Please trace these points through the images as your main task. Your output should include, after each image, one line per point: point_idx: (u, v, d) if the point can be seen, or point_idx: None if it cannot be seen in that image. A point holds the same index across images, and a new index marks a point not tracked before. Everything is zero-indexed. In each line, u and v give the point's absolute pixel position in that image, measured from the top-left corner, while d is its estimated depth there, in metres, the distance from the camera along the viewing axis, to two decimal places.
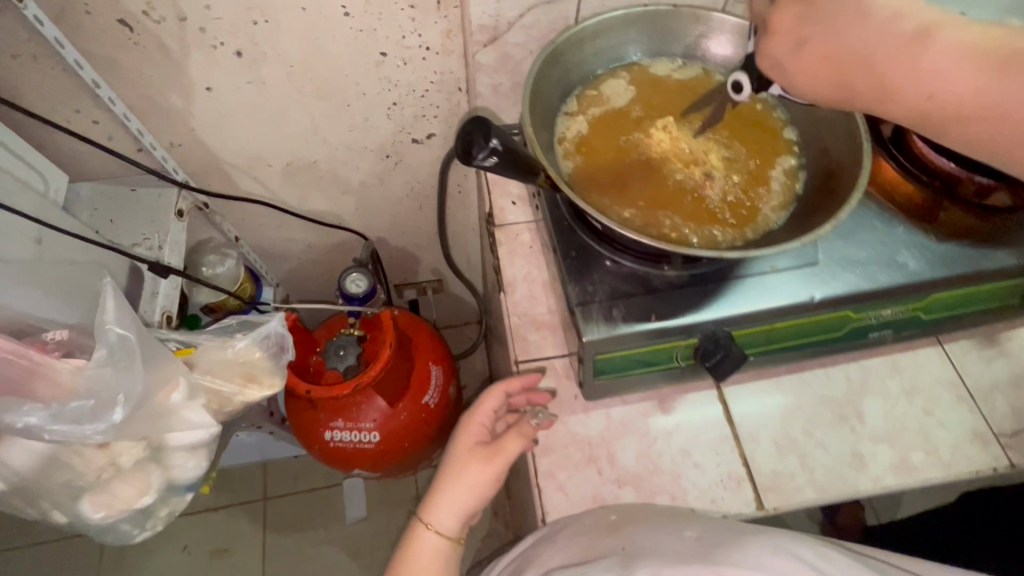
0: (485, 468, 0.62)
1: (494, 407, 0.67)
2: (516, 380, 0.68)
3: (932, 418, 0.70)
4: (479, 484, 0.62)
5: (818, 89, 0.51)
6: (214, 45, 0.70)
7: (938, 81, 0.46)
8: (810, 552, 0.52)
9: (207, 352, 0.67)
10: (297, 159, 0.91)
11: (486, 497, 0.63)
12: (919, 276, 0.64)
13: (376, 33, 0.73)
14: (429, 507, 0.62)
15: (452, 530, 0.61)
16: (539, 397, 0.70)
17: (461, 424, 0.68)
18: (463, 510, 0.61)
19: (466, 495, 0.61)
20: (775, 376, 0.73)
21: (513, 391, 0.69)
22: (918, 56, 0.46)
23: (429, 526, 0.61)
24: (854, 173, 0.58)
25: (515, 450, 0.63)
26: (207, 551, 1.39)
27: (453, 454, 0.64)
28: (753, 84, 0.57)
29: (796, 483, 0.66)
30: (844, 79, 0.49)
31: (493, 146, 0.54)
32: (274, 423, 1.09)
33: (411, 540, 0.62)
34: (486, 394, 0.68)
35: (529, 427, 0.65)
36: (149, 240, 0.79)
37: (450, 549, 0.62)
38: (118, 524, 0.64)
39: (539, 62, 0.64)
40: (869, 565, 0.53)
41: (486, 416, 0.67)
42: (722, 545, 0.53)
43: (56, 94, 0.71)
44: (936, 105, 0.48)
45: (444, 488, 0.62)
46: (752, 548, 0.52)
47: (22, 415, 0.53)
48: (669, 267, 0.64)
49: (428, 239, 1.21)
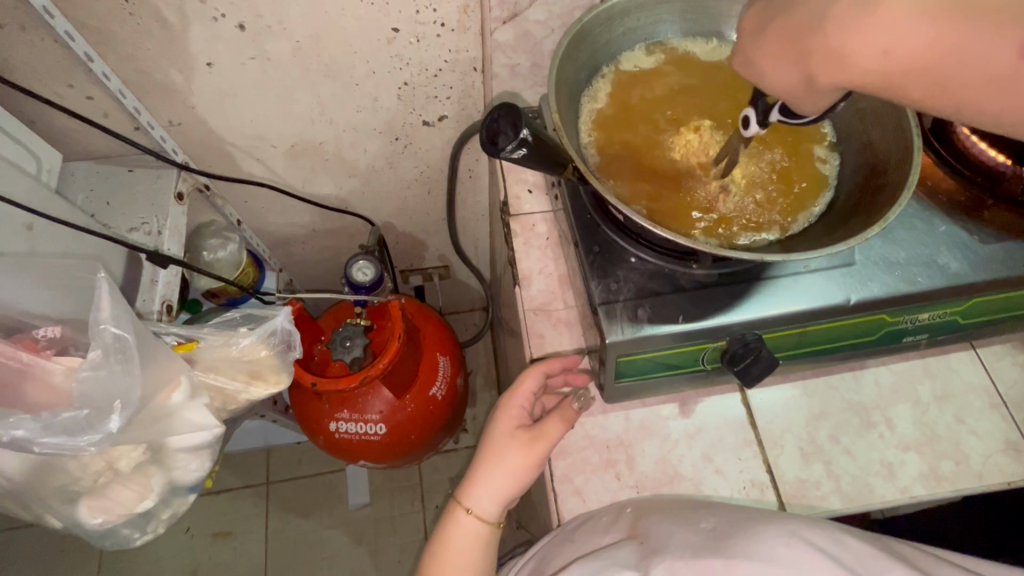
0: (529, 453, 0.59)
1: (533, 388, 0.63)
2: (557, 360, 0.65)
3: (964, 426, 0.67)
4: (522, 470, 0.58)
5: (780, 75, 0.43)
6: (215, 18, 0.65)
7: (904, 41, 0.37)
8: (827, 539, 0.50)
9: (211, 349, 0.65)
10: (303, 141, 0.87)
11: (527, 483, 0.60)
12: (961, 278, 0.61)
13: (388, 7, 0.68)
14: (469, 492, 0.59)
15: (493, 515, 0.58)
16: (577, 378, 0.68)
17: (499, 404, 0.64)
18: (506, 495, 0.58)
19: (509, 480, 0.58)
20: (800, 379, 0.70)
21: (554, 370, 0.66)
22: (866, 13, 0.38)
23: (469, 510, 0.58)
24: (903, 170, 0.54)
25: (556, 434, 0.60)
26: (209, 534, 1.38)
27: (494, 437, 0.60)
28: (756, 118, 0.50)
29: (821, 491, 0.64)
30: (810, 54, 0.40)
31: (521, 136, 0.51)
32: (278, 411, 1.08)
33: (450, 524, 0.59)
34: (525, 374, 0.64)
35: (571, 410, 0.62)
36: (148, 223, 0.76)
37: (490, 533, 0.59)
38: (117, 530, 0.62)
39: (567, 40, 0.59)
40: (893, 553, 0.50)
41: (526, 397, 0.63)
42: (743, 534, 0.51)
43: (47, 68, 0.67)
44: (912, 67, 0.38)
45: (485, 471, 0.59)
46: (768, 538, 0.49)
47: (9, 428, 0.51)
48: (698, 266, 0.61)
49: (436, 225, 1.17)
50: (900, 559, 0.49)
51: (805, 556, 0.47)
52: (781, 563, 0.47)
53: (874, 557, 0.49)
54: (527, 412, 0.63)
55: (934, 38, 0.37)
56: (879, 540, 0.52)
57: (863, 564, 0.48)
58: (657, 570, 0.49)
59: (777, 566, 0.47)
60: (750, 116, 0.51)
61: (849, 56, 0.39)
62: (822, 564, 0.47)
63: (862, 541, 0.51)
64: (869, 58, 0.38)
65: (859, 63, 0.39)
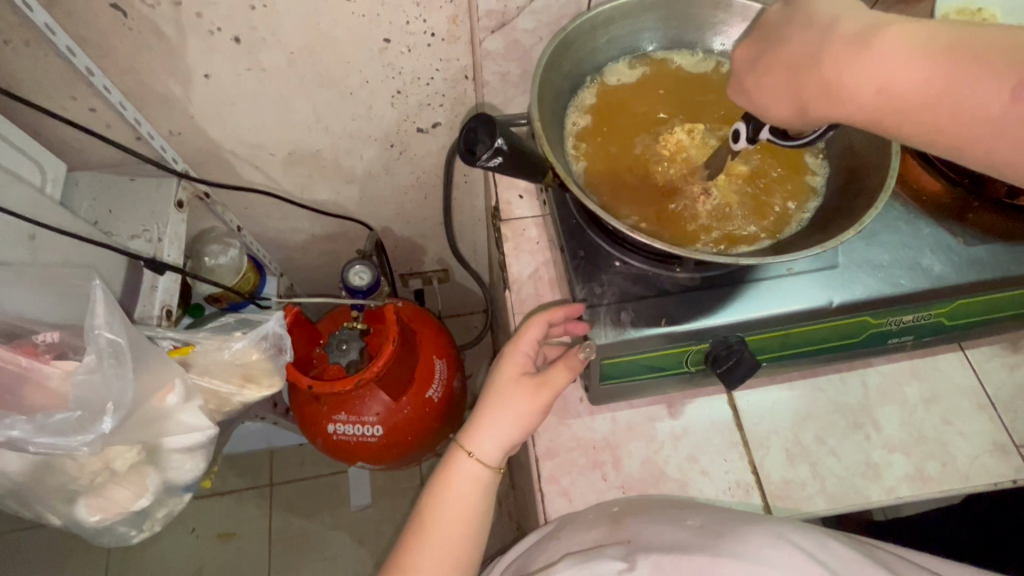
0: (532, 400, 0.60)
1: (537, 336, 0.63)
2: (560, 310, 0.63)
3: (951, 427, 0.68)
4: (526, 416, 0.60)
5: (780, 107, 0.47)
6: (211, 31, 0.68)
7: (897, 78, 0.40)
8: (811, 542, 0.51)
9: (206, 353, 0.67)
10: (299, 148, 0.89)
11: (530, 429, 0.61)
12: (944, 280, 0.61)
13: (379, 18, 0.69)
14: (472, 436, 0.60)
15: (494, 459, 0.60)
16: (576, 328, 0.63)
17: (503, 351, 0.64)
18: (509, 441, 0.60)
19: (513, 425, 0.60)
20: (787, 381, 0.71)
21: (556, 321, 0.64)
22: (861, 51, 0.41)
23: (470, 453, 0.60)
24: (882, 174, 0.55)
25: (561, 382, 0.60)
26: (213, 535, 1.40)
27: (499, 383, 0.61)
28: (747, 133, 0.51)
29: (806, 491, 0.65)
30: (807, 87, 0.44)
31: (496, 145, 0.53)
32: (278, 413, 1.10)
33: (450, 468, 0.60)
34: (528, 322, 0.64)
35: (577, 359, 0.60)
36: (148, 231, 0.78)
37: (490, 478, 0.60)
38: (114, 527, 0.64)
39: (550, 51, 0.61)
40: (872, 558, 0.51)
41: (530, 346, 0.63)
42: (722, 534, 0.52)
43: (51, 82, 0.69)
44: (904, 105, 0.41)
45: (488, 413, 0.60)
46: (755, 539, 0.51)
47: (4, 428, 0.53)
48: (682, 269, 0.61)
49: (434, 229, 1.18)
50: (873, 562, 0.51)
51: (789, 557, 0.49)
52: (767, 563, 0.48)
53: (855, 560, 0.50)
54: (531, 361, 0.63)
55: (927, 78, 0.39)
56: (862, 546, 0.53)
57: (846, 568, 0.49)
58: (642, 565, 0.51)
59: (762, 565, 0.48)
60: (741, 131, 0.52)
61: (844, 90, 0.42)
62: (806, 565, 0.48)
63: (845, 546, 0.52)
64: (863, 92, 0.42)
65: (855, 95, 0.42)
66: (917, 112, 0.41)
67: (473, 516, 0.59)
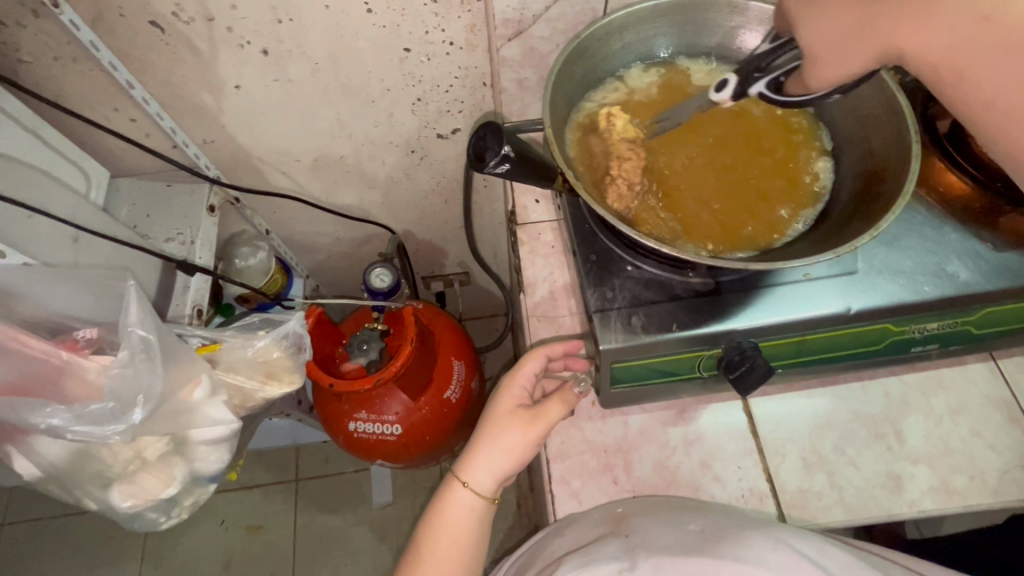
0: (527, 433, 0.61)
1: (535, 371, 0.65)
2: (559, 345, 0.66)
3: (980, 440, 0.65)
4: (519, 450, 0.61)
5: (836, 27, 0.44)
6: (241, 45, 0.71)
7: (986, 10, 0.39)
8: (812, 548, 0.51)
9: (232, 351, 0.71)
10: (325, 155, 0.92)
11: (524, 462, 0.62)
12: (970, 287, 0.59)
13: (399, 29, 0.72)
14: (467, 467, 0.61)
15: (489, 490, 0.61)
16: (576, 362, 0.69)
17: (501, 384, 0.66)
18: (502, 472, 0.60)
19: (506, 457, 0.60)
20: (806, 389, 0.69)
21: (555, 355, 0.67)
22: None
23: (466, 484, 0.61)
24: (899, 178, 0.54)
25: (556, 416, 0.62)
26: (242, 527, 1.45)
27: (495, 415, 0.63)
28: (735, 86, 0.49)
29: (823, 502, 0.63)
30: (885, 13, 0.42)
31: (504, 152, 0.54)
32: (303, 411, 1.14)
33: (446, 496, 0.61)
34: (527, 357, 0.66)
35: (572, 394, 0.62)
36: (182, 234, 0.82)
37: (484, 508, 0.61)
38: (144, 513, 0.67)
39: (563, 56, 0.62)
40: (868, 561, 0.52)
41: (527, 379, 0.65)
42: (726, 539, 0.52)
43: (96, 95, 0.74)
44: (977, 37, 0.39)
45: (484, 446, 0.61)
46: (750, 542, 0.51)
47: (45, 416, 0.56)
48: (694, 274, 0.62)
49: (454, 233, 1.20)
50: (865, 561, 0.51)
51: (785, 558, 0.49)
52: (766, 566, 0.48)
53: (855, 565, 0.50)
54: (529, 393, 0.65)
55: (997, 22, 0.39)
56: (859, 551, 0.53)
57: (845, 568, 0.49)
58: (644, 564, 0.51)
59: (764, 568, 0.48)
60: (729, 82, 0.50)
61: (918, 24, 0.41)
62: (803, 566, 0.48)
63: (843, 550, 0.52)
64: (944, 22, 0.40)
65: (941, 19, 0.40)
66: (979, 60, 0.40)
67: (468, 544, 0.60)
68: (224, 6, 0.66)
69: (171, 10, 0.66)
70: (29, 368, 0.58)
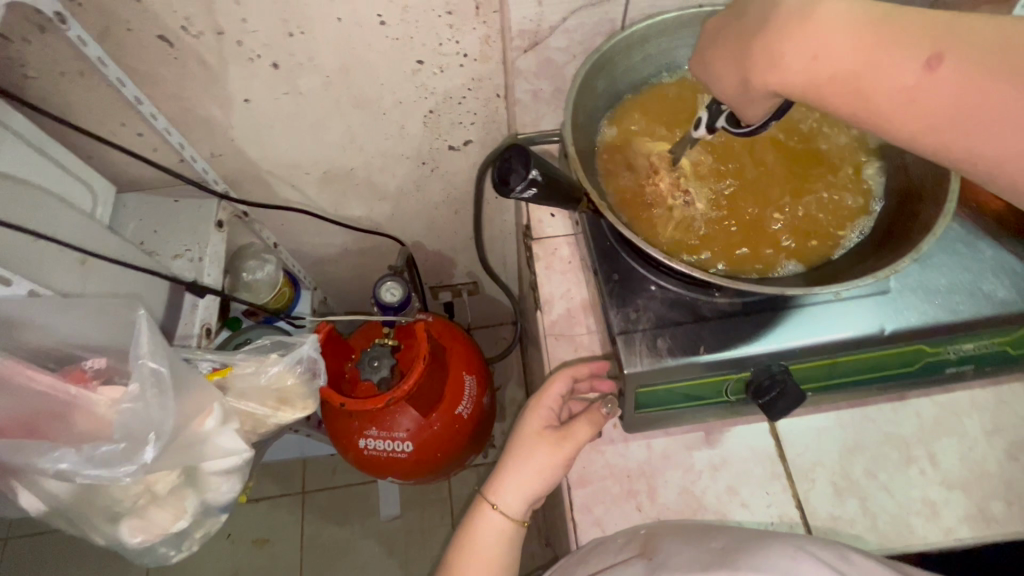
0: (556, 453, 0.59)
1: (562, 391, 0.63)
2: (585, 366, 0.65)
3: (1016, 463, 0.63)
4: (549, 470, 0.59)
5: (730, 80, 0.46)
6: (251, 58, 0.69)
7: (831, 48, 0.39)
8: (831, 554, 0.50)
9: (243, 377, 0.68)
10: (334, 167, 0.90)
11: (553, 483, 0.60)
12: (1009, 307, 0.57)
13: (412, 41, 0.70)
14: (495, 487, 0.59)
15: (517, 512, 0.59)
16: (603, 385, 0.66)
17: (527, 405, 0.64)
18: (531, 494, 0.58)
19: (536, 478, 0.59)
20: (835, 410, 0.67)
21: (581, 375, 0.65)
22: (796, 29, 0.40)
23: (494, 506, 0.59)
24: (939, 195, 0.51)
25: (585, 437, 0.60)
26: (249, 541, 1.43)
27: (522, 436, 0.61)
28: (707, 121, 0.54)
29: (855, 529, 0.61)
30: (753, 58, 0.43)
31: (531, 177, 0.53)
32: (311, 426, 1.11)
33: (474, 518, 0.59)
34: (553, 376, 0.64)
35: (599, 414, 0.61)
36: (190, 251, 0.81)
37: (513, 531, 0.59)
38: (156, 548, 0.66)
39: (584, 71, 0.60)
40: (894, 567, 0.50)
41: (554, 400, 0.63)
42: (744, 551, 0.50)
43: (103, 111, 0.72)
44: (834, 75, 0.40)
45: (512, 468, 0.59)
46: (773, 553, 0.49)
47: (54, 462, 0.55)
48: (720, 295, 0.60)
49: (464, 243, 1.18)
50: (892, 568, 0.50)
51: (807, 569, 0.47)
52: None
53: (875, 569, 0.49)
54: (556, 415, 0.63)
55: (855, 50, 0.39)
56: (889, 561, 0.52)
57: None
58: None
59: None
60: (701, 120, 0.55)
61: (781, 65, 0.41)
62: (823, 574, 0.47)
63: (869, 559, 0.50)
64: (798, 62, 0.40)
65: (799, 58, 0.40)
66: (850, 82, 0.40)
67: (498, 570, 0.58)
68: (234, 19, 0.64)
69: (180, 24, 0.64)
70: (34, 403, 0.56)
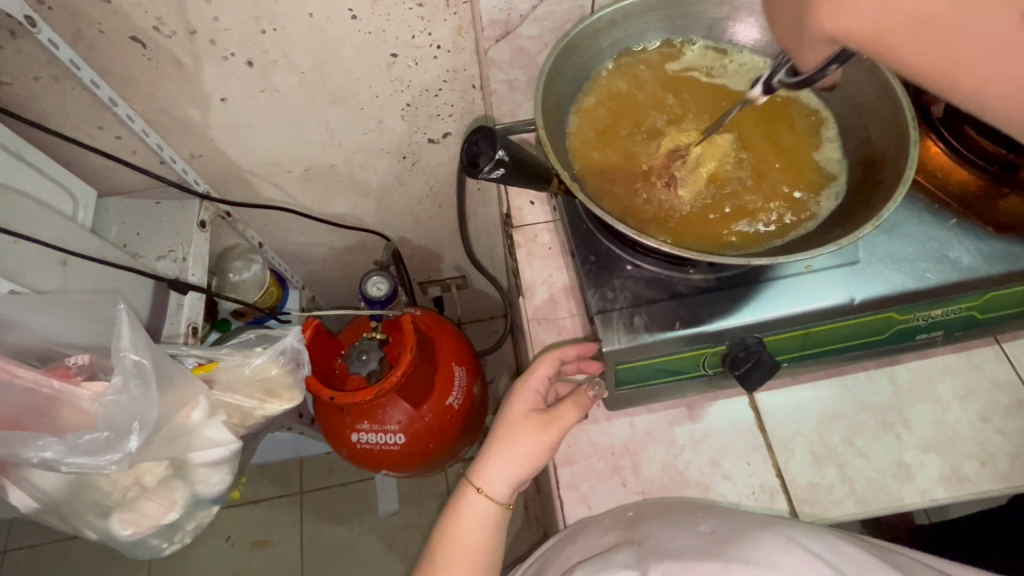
0: (542, 436, 0.60)
1: (548, 373, 0.64)
2: (572, 348, 0.65)
3: (989, 425, 0.65)
4: (535, 452, 0.60)
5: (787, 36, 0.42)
6: (225, 57, 0.70)
7: None
8: (822, 545, 0.49)
9: (228, 369, 0.70)
10: (316, 165, 0.91)
11: (538, 466, 0.61)
12: (974, 272, 0.58)
13: (385, 34, 0.71)
14: (480, 472, 0.60)
15: (503, 496, 0.60)
16: (591, 365, 0.67)
17: (513, 388, 0.65)
18: (517, 477, 0.60)
19: (522, 461, 0.59)
20: (812, 381, 0.69)
21: (569, 357, 0.66)
22: None
23: (479, 490, 0.60)
24: (900, 164, 0.53)
25: (570, 420, 0.61)
26: (248, 542, 1.44)
27: (508, 420, 0.62)
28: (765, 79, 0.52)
29: (835, 495, 0.63)
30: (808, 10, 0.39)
31: (499, 157, 0.54)
32: (303, 424, 1.12)
33: (460, 502, 0.61)
34: (539, 359, 0.65)
35: (585, 398, 0.62)
36: (173, 252, 0.82)
37: (498, 513, 0.60)
38: (147, 540, 0.66)
39: (554, 55, 0.61)
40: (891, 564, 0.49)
41: (540, 382, 0.64)
42: (737, 539, 0.51)
43: (80, 114, 0.73)
44: (899, 26, 0.36)
45: (498, 452, 0.60)
46: (764, 548, 0.48)
47: (37, 450, 0.55)
48: (695, 271, 0.61)
49: (449, 237, 1.19)
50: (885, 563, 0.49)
51: (797, 562, 0.47)
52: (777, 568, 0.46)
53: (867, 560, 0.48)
54: (541, 397, 0.64)
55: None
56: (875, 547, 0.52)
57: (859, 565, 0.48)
58: (655, 570, 0.50)
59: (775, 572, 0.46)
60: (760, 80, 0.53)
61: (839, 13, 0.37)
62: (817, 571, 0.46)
63: (857, 548, 0.50)
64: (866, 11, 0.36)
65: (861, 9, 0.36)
66: (918, 37, 0.36)
67: (484, 551, 0.60)
68: (206, 18, 0.65)
69: (152, 25, 0.64)
70: (21, 397, 0.57)
